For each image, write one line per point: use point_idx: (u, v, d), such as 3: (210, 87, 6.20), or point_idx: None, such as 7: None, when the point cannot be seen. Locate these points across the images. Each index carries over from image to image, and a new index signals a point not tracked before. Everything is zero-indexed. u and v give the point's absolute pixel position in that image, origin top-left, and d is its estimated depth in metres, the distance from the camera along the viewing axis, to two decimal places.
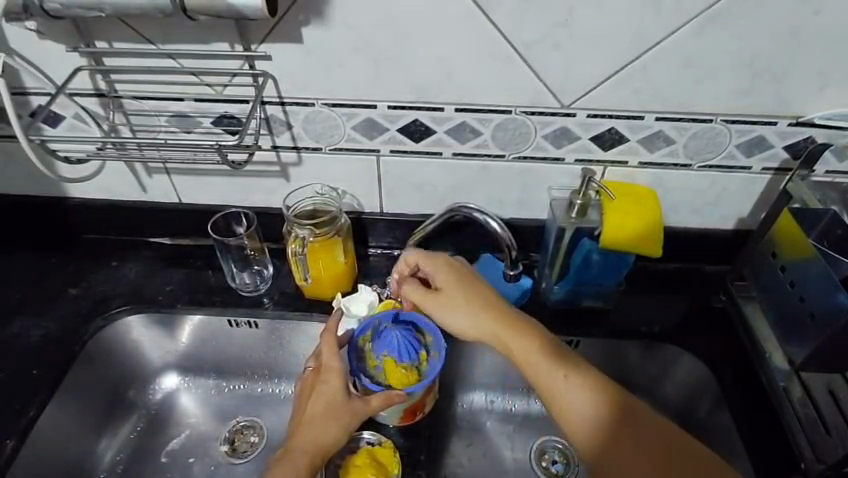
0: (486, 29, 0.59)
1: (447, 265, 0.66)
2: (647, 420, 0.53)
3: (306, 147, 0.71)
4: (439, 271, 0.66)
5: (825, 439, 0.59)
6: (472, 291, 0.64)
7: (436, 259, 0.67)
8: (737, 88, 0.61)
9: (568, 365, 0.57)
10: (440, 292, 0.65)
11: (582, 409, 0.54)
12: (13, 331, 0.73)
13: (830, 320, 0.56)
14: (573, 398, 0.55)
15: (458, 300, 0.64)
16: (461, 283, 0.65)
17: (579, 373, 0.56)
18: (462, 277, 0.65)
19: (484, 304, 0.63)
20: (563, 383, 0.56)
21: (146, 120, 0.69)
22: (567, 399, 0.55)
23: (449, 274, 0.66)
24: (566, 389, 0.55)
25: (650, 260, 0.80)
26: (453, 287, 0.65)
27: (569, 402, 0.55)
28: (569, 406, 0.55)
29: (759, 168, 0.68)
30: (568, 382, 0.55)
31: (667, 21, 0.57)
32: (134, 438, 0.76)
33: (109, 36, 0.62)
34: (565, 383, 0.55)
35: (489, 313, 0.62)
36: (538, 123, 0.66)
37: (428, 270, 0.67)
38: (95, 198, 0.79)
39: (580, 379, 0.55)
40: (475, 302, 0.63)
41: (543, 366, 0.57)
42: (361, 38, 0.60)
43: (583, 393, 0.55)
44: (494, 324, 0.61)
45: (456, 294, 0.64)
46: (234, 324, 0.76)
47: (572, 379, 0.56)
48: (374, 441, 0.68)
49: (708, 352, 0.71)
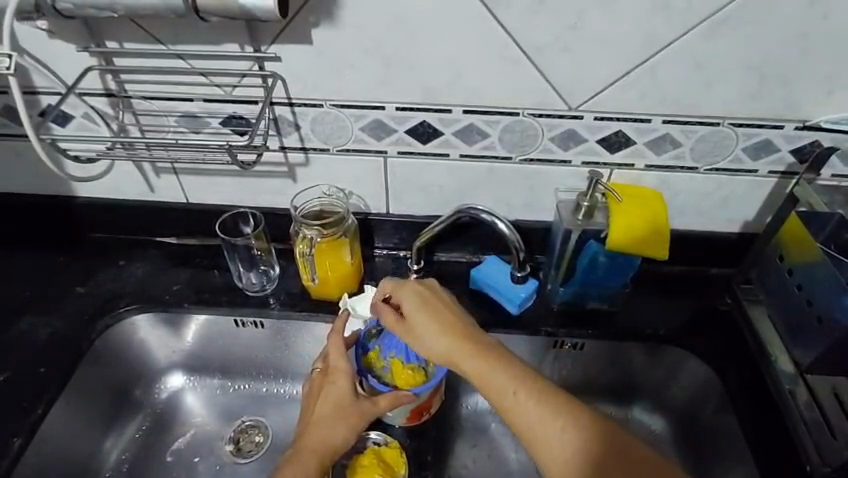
0: (495, 32, 0.59)
1: (414, 291, 0.61)
2: (626, 448, 0.48)
3: (313, 148, 0.71)
4: (406, 299, 0.61)
5: (831, 443, 0.59)
6: (443, 316, 0.59)
7: (404, 286, 0.62)
8: (744, 91, 0.61)
9: (539, 392, 0.52)
10: (409, 320, 0.60)
11: (558, 440, 0.49)
12: (20, 329, 0.73)
13: (837, 323, 0.57)
14: (547, 429, 0.50)
15: (425, 328, 0.58)
16: (429, 309, 0.60)
17: (551, 399, 0.51)
18: (430, 303, 0.60)
19: (447, 329, 0.58)
20: (535, 413, 0.51)
21: (154, 120, 0.69)
22: (541, 431, 0.50)
23: (415, 301, 0.60)
24: (538, 419, 0.50)
25: (655, 263, 0.80)
26: (420, 314, 0.59)
27: (543, 434, 0.50)
28: (543, 438, 0.50)
29: (765, 172, 0.69)
30: (540, 411, 0.51)
31: (676, 24, 0.57)
32: (138, 438, 0.76)
33: (120, 37, 0.62)
34: (536, 412, 0.51)
35: (458, 339, 0.57)
36: (545, 126, 0.66)
37: (396, 298, 0.62)
38: (102, 198, 0.79)
39: (554, 407, 0.51)
40: (440, 328, 0.58)
41: (511, 395, 0.52)
42: (371, 39, 0.60)
43: (558, 424, 0.50)
44: (461, 351, 0.56)
45: (423, 321, 0.59)
46: (239, 324, 0.77)
47: (544, 407, 0.51)
48: (381, 441, 0.68)
49: (713, 354, 0.71)
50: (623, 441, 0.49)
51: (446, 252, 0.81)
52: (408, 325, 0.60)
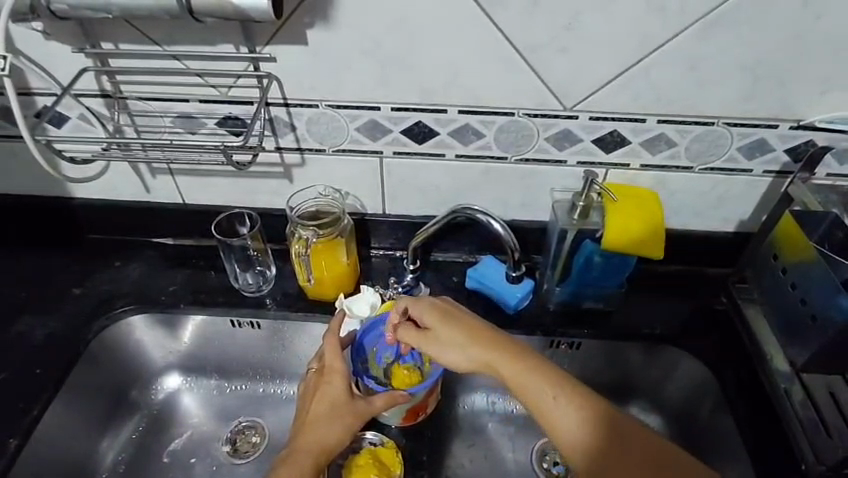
0: (490, 32, 0.59)
1: (432, 302, 0.62)
2: (654, 450, 0.48)
3: (309, 149, 0.71)
4: (425, 310, 0.62)
5: (826, 441, 0.58)
6: (466, 322, 0.60)
7: (421, 299, 0.63)
8: (739, 91, 0.62)
9: (571, 392, 0.51)
10: (431, 331, 0.61)
11: (586, 440, 0.49)
12: (18, 330, 0.73)
13: (831, 322, 0.57)
14: (574, 427, 0.50)
15: (451, 335, 0.59)
16: (451, 317, 0.60)
17: (581, 399, 0.51)
18: (448, 313, 0.61)
19: (475, 335, 0.58)
20: (565, 412, 0.50)
21: (150, 120, 0.69)
22: (569, 430, 0.50)
23: (434, 312, 0.61)
24: (568, 418, 0.50)
25: (652, 263, 0.80)
26: (444, 323, 0.60)
27: (572, 433, 0.49)
28: (571, 437, 0.49)
29: (760, 171, 0.69)
30: (570, 410, 0.50)
31: (671, 24, 0.57)
32: (135, 439, 0.76)
33: (115, 38, 0.62)
34: (566, 411, 0.50)
35: (485, 342, 0.57)
36: (540, 126, 0.66)
37: (414, 310, 0.63)
38: (99, 199, 0.79)
39: (584, 407, 0.50)
40: (466, 332, 0.58)
41: (541, 394, 0.52)
42: (366, 39, 0.60)
43: (587, 423, 0.49)
44: (490, 353, 0.56)
45: (448, 329, 0.60)
46: (236, 324, 0.76)
47: (574, 406, 0.50)
48: (377, 441, 0.69)
49: (709, 354, 0.71)
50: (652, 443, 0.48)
51: (443, 252, 0.81)
52: (432, 335, 0.61)
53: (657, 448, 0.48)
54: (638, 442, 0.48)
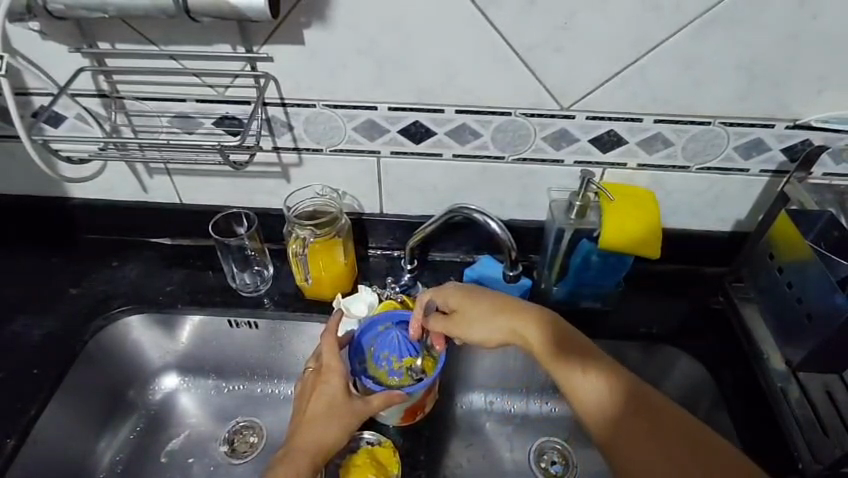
0: (486, 32, 0.59)
1: (457, 286, 0.65)
2: (669, 419, 0.50)
3: (307, 148, 0.71)
4: (451, 295, 0.65)
5: (823, 440, 0.59)
6: (495, 301, 0.62)
7: (444, 287, 0.66)
8: (735, 91, 0.62)
9: (598, 366, 0.55)
10: (458, 313, 0.64)
11: (603, 410, 0.52)
12: (15, 330, 0.73)
13: (826, 321, 0.57)
14: (593, 398, 0.53)
15: (479, 315, 0.62)
16: (480, 298, 0.63)
17: (602, 372, 0.54)
18: (477, 294, 0.64)
19: (504, 313, 0.61)
20: (586, 384, 0.54)
21: (148, 120, 0.69)
22: (594, 400, 0.53)
23: (460, 295, 0.64)
24: (590, 390, 0.53)
25: (649, 262, 0.80)
26: (472, 304, 0.63)
27: (591, 403, 0.53)
28: (590, 407, 0.53)
29: (757, 171, 0.69)
30: (591, 381, 0.54)
31: (667, 24, 0.57)
32: (133, 439, 0.76)
33: (112, 38, 0.62)
34: (587, 383, 0.54)
35: (514, 319, 0.60)
36: (538, 125, 0.66)
37: (438, 298, 0.66)
38: (96, 199, 0.79)
39: (604, 379, 0.53)
40: (496, 310, 0.62)
41: (565, 367, 0.56)
42: (363, 39, 0.60)
43: (605, 395, 0.53)
44: (521, 330, 0.60)
45: (476, 308, 0.63)
46: (234, 324, 0.76)
47: (595, 379, 0.54)
48: (374, 441, 0.69)
49: (706, 353, 0.71)
50: (669, 412, 0.51)
51: (440, 252, 0.81)
52: (459, 317, 0.64)
53: (672, 416, 0.50)
54: (659, 413, 0.51)
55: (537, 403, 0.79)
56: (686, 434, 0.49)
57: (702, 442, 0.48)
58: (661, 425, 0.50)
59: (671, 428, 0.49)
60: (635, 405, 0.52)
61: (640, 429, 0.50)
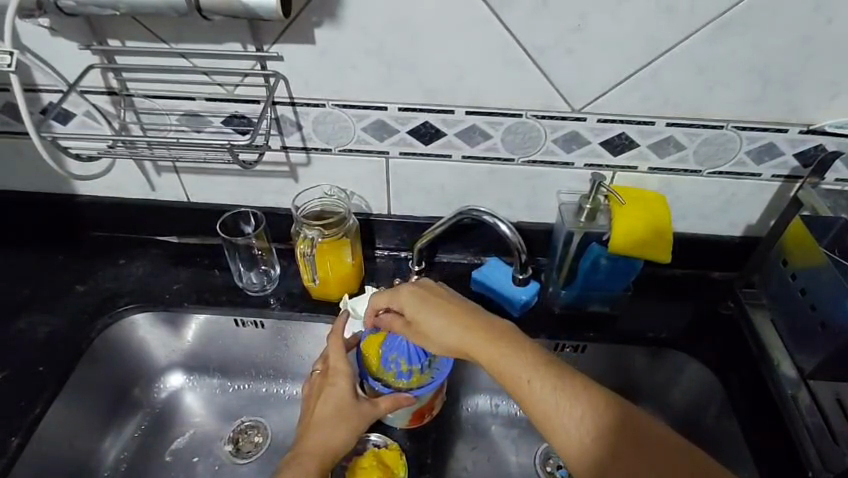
0: (498, 33, 0.59)
1: (411, 293, 0.61)
2: (636, 427, 0.47)
3: (315, 148, 0.71)
4: (406, 303, 0.61)
5: (833, 448, 0.58)
6: (448, 312, 0.59)
7: (399, 292, 0.62)
8: (748, 95, 0.61)
9: (554, 377, 0.51)
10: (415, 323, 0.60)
11: (563, 420, 0.48)
12: (20, 327, 0.73)
13: (840, 329, 0.56)
14: (556, 411, 0.49)
15: (434, 327, 0.58)
16: (432, 309, 0.59)
17: (559, 378, 0.50)
18: (430, 302, 0.60)
19: (457, 323, 0.57)
20: (544, 392, 0.50)
21: (156, 118, 0.69)
22: (554, 412, 0.49)
23: (416, 303, 0.60)
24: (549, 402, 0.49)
25: (658, 266, 0.80)
26: (425, 313, 0.59)
27: (553, 417, 0.49)
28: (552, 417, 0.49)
29: (768, 176, 0.68)
30: (551, 389, 0.50)
31: (680, 27, 0.57)
32: (137, 438, 0.76)
33: (122, 35, 0.62)
34: (548, 395, 0.50)
35: (468, 330, 0.57)
36: (548, 127, 0.66)
37: (395, 305, 0.62)
38: (104, 196, 0.79)
39: (562, 385, 0.50)
40: (448, 320, 0.58)
41: (522, 378, 0.52)
42: (373, 39, 0.60)
43: (567, 407, 0.49)
44: (474, 342, 0.56)
45: (429, 318, 0.59)
46: (240, 324, 0.76)
47: (554, 389, 0.50)
48: (381, 443, 0.68)
49: (715, 359, 0.71)
50: (633, 418, 0.48)
51: (448, 253, 0.81)
52: (415, 327, 0.60)
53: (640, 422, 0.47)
54: (626, 424, 0.47)
55: None
56: (660, 443, 0.46)
57: (676, 449, 0.45)
58: (629, 433, 0.47)
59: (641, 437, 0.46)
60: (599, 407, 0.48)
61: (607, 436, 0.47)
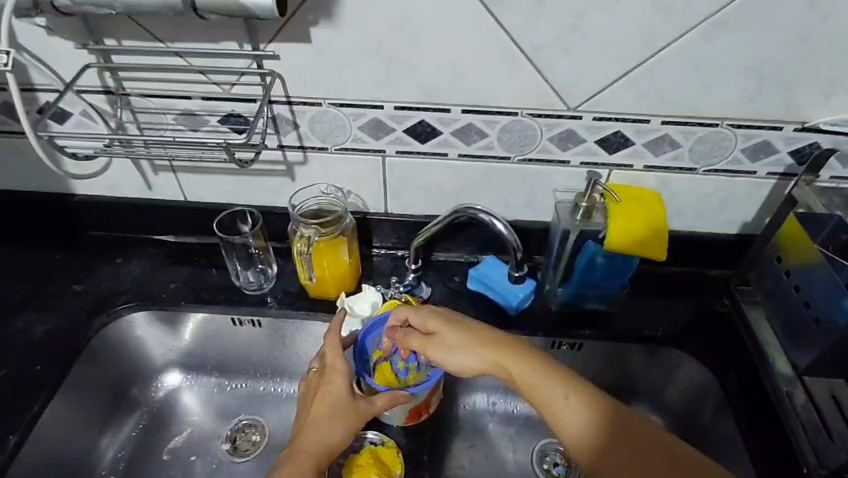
0: (493, 32, 0.59)
1: (433, 310, 0.62)
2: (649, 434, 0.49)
3: (312, 147, 0.71)
4: (427, 318, 0.62)
5: (828, 444, 0.58)
6: (472, 329, 0.60)
7: (422, 309, 0.63)
8: (743, 93, 0.61)
9: (575, 388, 0.53)
10: (436, 338, 0.60)
11: (591, 438, 0.50)
12: (18, 326, 0.73)
13: (836, 325, 0.57)
14: (577, 418, 0.51)
15: (456, 341, 0.59)
16: (457, 325, 0.60)
17: (588, 396, 0.52)
18: (456, 320, 0.61)
19: (481, 338, 0.59)
20: (572, 408, 0.51)
21: (153, 117, 0.69)
22: (574, 418, 0.51)
23: (440, 318, 0.61)
24: (572, 410, 0.51)
25: (654, 265, 0.80)
26: (450, 330, 0.60)
27: (574, 423, 0.51)
28: (579, 434, 0.50)
29: (764, 173, 0.68)
30: (580, 405, 0.51)
31: (676, 26, 0.57)
32: (134, 437, 0.76)
33: (118, 34, 0.62)
34: (574, 407, 0.51)
35: (492, 348, 0.58)
36: (544, 126, 0.66)
37: (415, 320, 0.63)
38: (101, 195, 0.79)
39: (590, 402, 0.51)
40: (471, 335, 0.59)
41: (551, 394, 0.53)
42: (370, 38, 0.60)
43: (590, 417, 0.51)
44: (499, 355, 0.57)
45: (452, 333, 0.60)
46: (237, 323, 0.76)
47: (582, 404, 0.51)
48: (378, 441, 0.68)
49: (711, 356, 0.71)
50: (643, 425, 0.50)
51: (445, 252, 0.81)
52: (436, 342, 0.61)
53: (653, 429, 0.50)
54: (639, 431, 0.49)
55: None
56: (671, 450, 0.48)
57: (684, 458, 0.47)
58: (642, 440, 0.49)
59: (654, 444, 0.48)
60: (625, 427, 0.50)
61: (634, 453, 0.48)
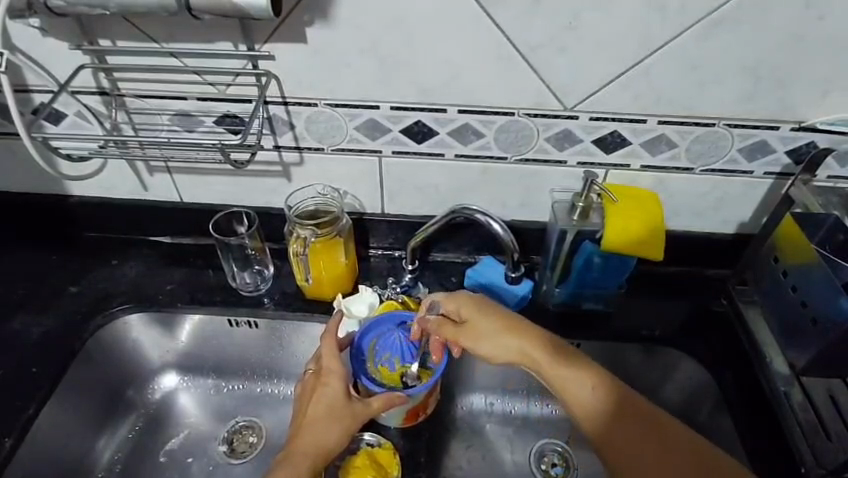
0: (490, 32, 0.59)
1: (466, 296, 0.64)
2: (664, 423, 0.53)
3: (308, 147, 0.71)
4: (461, 305, 0.63)
5: (825, 444, 0.58)
6: (502, 316, 0.62)
7: (454, 296, 0.64)
8: (740, 93, 0.61)
9: (596, 378, 0.56)
10: (468, 324, 0.62)
11: (607, 424, 0.54)
12: (14, 328, 0.73)
13: (832, 324, 0.57)
14: (596, 405, 0.55)
15: (488, 329, 0.61)
16: (488, 313, 0.62)
17: (605, 386, 0.55)
18: (486, 305, 0.63)
19: (509, 326, 0.61)
20: (593, 398, 0.55)
21: (148, 118, 0.69)
22: (594, 405, 0.55)
23: (471, 304, 0.63)
24: (592, 399, 0.55)
25: (651, 264, 0.80)
26: (483, 317, 0.62)
27: (593, 409, 0.55)
28: (595, 422, 0.54)
29: (761, 173, 0.68)
30: (598, 396, 0.55)
31: (672, 25, 0.57)
32: (131, 438, 0.76)
33: (113, 35, 0.62)
34: (593, 394, 0.55)
35: (520, 337, 0.60)
36: (541, 126, 0.66)
37: (449, 304, 0.64)
38: (96, 196, 0.79)
39: (610, 394, 0.55)
40: (501, 324, 0.61)
41: (571, 383, 0.56)
42: (365, 37, 0.60)
43: (607, 404, 0.54)
44: (526, 344, 0.59)
45: (485, 321, 0.61)
46: (234, 324, 0.76)
47: (602, 393, 0.55)
48: (374, 442, 0.68)
49: (709, 356, 0.71)
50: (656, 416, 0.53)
51: (442, 253, 0.81)
52: (468, 327, 0.62)
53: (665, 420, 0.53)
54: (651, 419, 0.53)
55: (538, 405, 0.78)
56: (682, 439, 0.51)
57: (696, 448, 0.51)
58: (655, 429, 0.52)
59: (667, 432, 0.52)
60: (639, 417, 0.53)
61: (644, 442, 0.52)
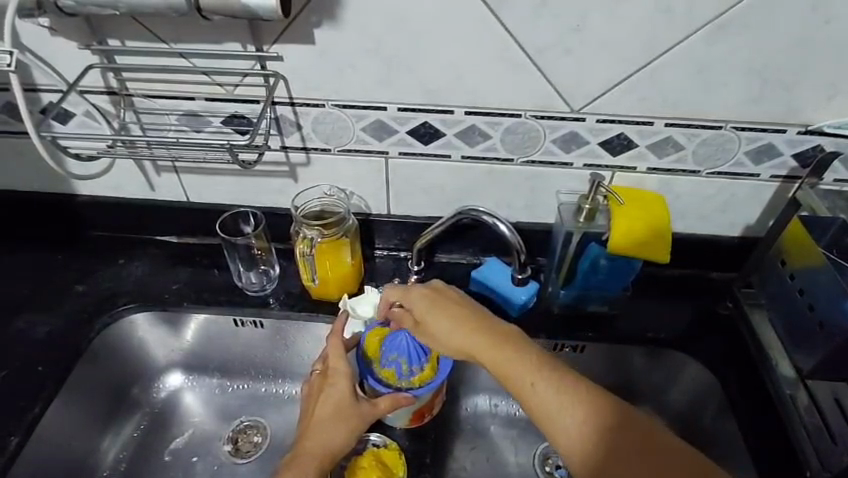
0: (497, 33, 0.59)
1: (421, 293, 0.63)
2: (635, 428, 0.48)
3: (315, 148, 0.71)
4: (417, 302, 0.62)
5: (831, 447, 0.58)
6: (458, 315, 0.60)
7: (411, 292, 0.63)
8: (746, 95, 0.61)
9: (554, 381, 0.52)
10: (422, 322, 0.62)
11: (570, 432, 0.50)
12: (19, 326, 0.73)
13: (837, 328, 0.57)
14: (554, 410, 0.51)
15: (440, 328, 0.60)
16: (441, 310, 0.61)
17: (565, 389, 0.51)
18: (439, 304, 0.61)
19: (465, 326, 0.59)
20: (551, 403, 0.51)
21: (156, 118, 0.69)
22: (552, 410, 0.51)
23: (425, 303, 0.62)
24: (550, 404, 0.51)
25: (656, 267, 0.80)
26: (434, 317, 0.61)
27: (552, 415, 0.51)
28: (557, 429, 0.50)
29: (767, 176, 0.68)
30: (558, 399, 0.51)
31: (679, 28, 0.57)
32: (136, 437, 0.76)
33: (122, 35, 0.62)
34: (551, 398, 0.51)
35: (475, 337, 0.58)
36: (547, 128, 0.66)
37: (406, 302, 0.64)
38: (103, 195, 0.79)
39: (571, 397, 0.51)
40: (456, 324, 0.59)
41: (529, 388, 0.53)
42: (373, 39, 0.60)
43: (568, 408, 0.50)
44: (482, 346, 0.57)
45: (436, 320, 0.60)
46: (239, 324, 0.76)
47: (560, 397, 0.51)
48: (380, 443, 0.69)
49: (714, 358, 0.71)
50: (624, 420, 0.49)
51: (447, 255, 0.81)
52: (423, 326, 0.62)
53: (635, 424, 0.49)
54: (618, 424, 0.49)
55: None
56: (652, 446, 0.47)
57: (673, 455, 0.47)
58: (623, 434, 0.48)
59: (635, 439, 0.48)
60: (608, 422, 0.49)
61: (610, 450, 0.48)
